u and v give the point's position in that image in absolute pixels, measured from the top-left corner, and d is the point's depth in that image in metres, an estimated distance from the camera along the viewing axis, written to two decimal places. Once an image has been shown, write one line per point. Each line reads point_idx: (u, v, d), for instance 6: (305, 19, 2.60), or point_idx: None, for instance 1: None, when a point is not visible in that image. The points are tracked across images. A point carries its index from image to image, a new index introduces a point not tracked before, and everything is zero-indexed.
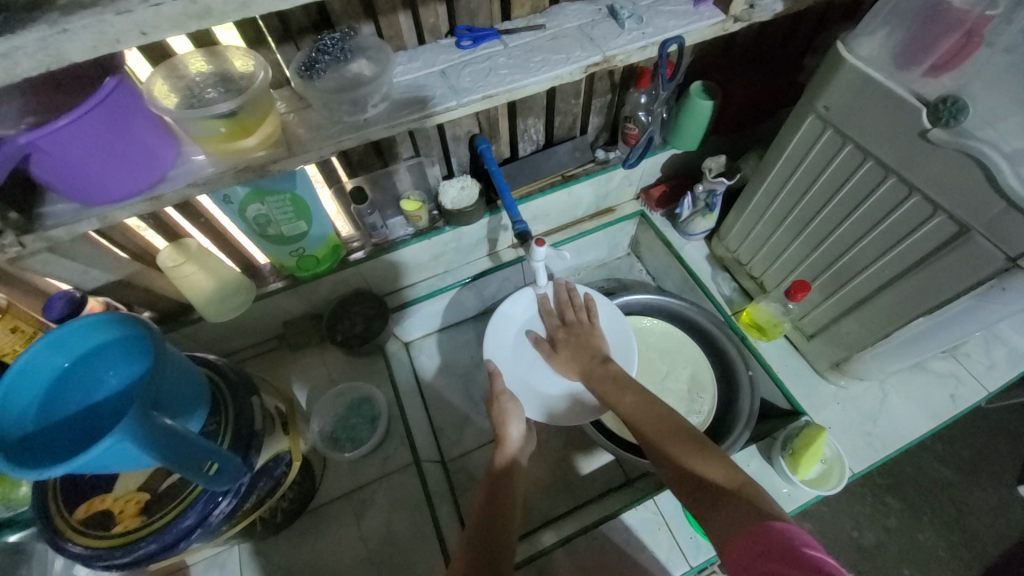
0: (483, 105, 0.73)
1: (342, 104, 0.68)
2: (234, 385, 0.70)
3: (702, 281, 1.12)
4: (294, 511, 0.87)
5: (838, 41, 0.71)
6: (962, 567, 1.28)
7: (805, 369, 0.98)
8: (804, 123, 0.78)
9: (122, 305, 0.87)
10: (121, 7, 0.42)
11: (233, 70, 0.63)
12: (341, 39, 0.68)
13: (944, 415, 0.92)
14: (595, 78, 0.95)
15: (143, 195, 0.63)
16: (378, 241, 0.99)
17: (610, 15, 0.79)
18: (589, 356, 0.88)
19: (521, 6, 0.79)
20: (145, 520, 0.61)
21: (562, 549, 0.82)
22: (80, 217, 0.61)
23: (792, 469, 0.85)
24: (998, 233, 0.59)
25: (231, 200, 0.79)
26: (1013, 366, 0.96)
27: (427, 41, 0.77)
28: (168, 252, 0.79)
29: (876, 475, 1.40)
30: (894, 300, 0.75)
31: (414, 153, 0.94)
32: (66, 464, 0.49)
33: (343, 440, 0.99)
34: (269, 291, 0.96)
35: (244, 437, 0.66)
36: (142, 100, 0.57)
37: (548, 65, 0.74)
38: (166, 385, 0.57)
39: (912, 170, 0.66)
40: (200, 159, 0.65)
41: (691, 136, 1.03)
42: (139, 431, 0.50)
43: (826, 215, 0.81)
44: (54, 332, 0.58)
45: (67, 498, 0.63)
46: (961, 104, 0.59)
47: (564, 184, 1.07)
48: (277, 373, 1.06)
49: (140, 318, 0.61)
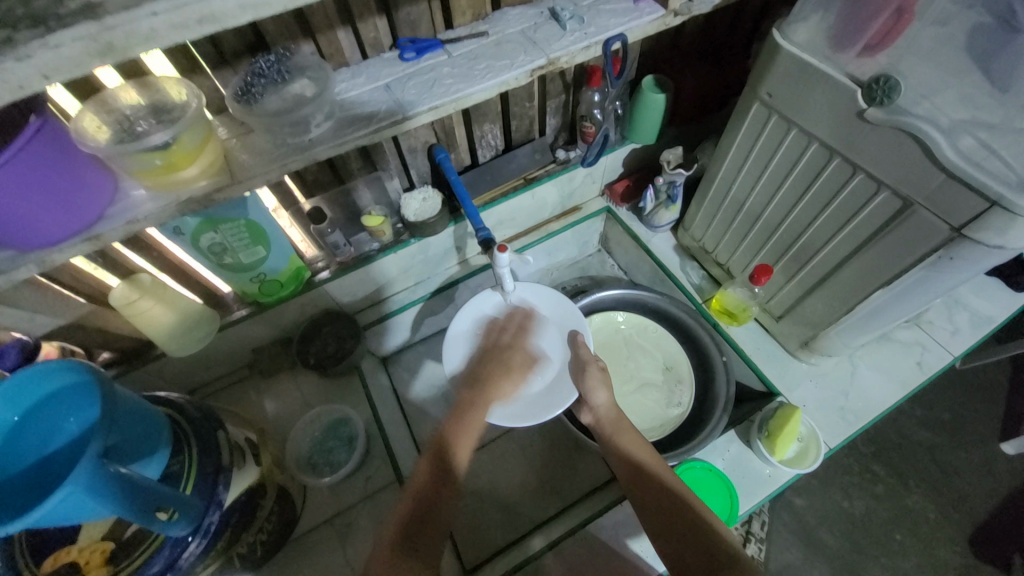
0: (431, 117, 0.72)
1: (284, 126, 0.67)
2: (196, 422, 0.68)
3: (672, 271, 1.13)
4: (275, 543, 0.84)
5: (774, 29, 0.73)
6: (951, 528, 1.31)
7: (777, 350, 1.00)
8: (751, 111, 0.80)
9: (79, 348, 0.84)
10: (21, 52, 0.39)
11: (168, 99, 0.62)
12: (277, 61, 0.68)
13: (914, 383, 0.94)
14: (547, 79, 0.96)
15: (81, 235, 0.60)
16: (343, 259, 0.98)
17: (552, 17, 0.80)
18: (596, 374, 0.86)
19: (463, 14, 0.79)
20: (112, 569, 0.58)
21: (551, 554, 0.84)
22: (16, 264, 0.58)
23: (770, 451, 0.86)
24: (940, 205, 0.61)
25: (182, 231, 0.77)
26: (976, 329, 0.98)
27: (370, 55, 0.77)
28: (120, 290, 0.76)
29: (861, 444, 1.42)
30: (853, 276, 0.76)
31: (372, 168, 0.93)
32: (16, 523, 0.47)
33: (323, 465, 0.97)
34: (235, 319, 0.94)
35: (210, 475, 0.65)
36: (72, 138, 0.56)
37: (493, 72, 0.74)
38: (120, 431, 0.55)
39: (855, 151, 0.68)
40: (140, 194, 0.64)
41: (647, 129, 1.04)
42: (95, 483, 0.49)
43: (781, 198, 0.83)
44: (1, 385, 0.55)
45: (33, 549, 0.61)
46: (892, 82, 0.61)
47: (525, 188, 1.06)
48: (249, 402, 1.03)
49: (94, 363, 0.59)
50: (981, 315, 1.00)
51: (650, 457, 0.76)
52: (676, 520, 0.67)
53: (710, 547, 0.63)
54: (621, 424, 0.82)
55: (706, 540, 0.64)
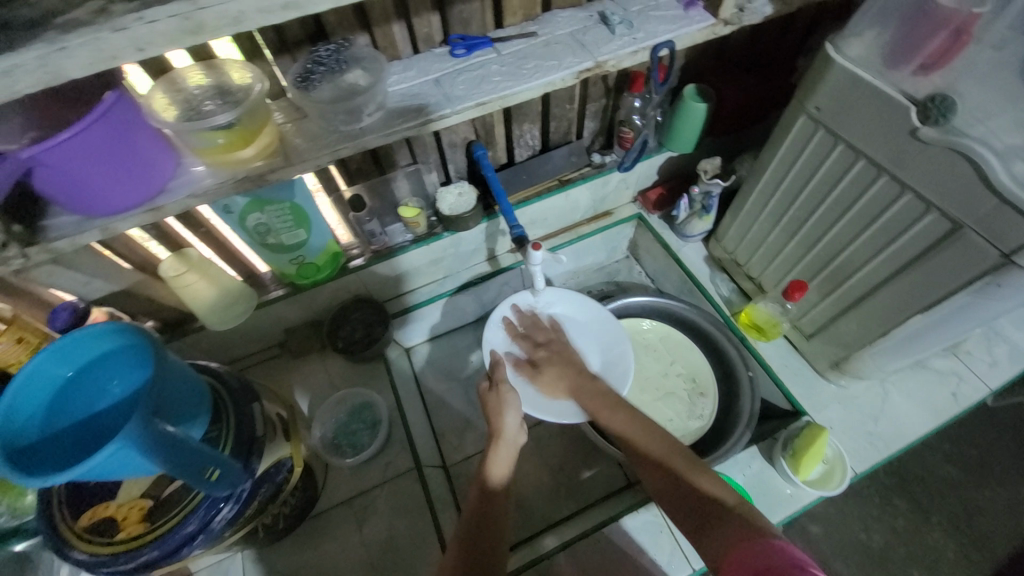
0: (477, 112, 0.73)
1: (338, 114, 0.69)
2: (235, 393, 0.71)
3: (701, 282, 1.12)
4: (296, 518, 0.87)
5: (827, 43, 0.72)
6: (973, 568, 1.26)
7: (806, 369, 0.98)
8: (796, 124, 0.79)
9: (126, 315, 0.88)
10: (116, 24, 0.42)
11: (231, 82, 0.65)
12: (336, 51, 0.70)
13: (947, 413, 0.91)
14: (589, 83, 0.97)
15: (143, 206, 0.64)
16: (378, 248, 1.01)
17: (602, 21, 0.80)
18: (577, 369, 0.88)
19: (513, 14, 0.80)
20: (148, 526, 0.61)
21: (563, 554, 0.83)
22: (83, 229, 0.62)
23: (793, 470, 0.85)
24: (990, 228, 0.59)
25: (231, 210, 0.80)
26: (1016, 363, 0.95)
27: (421, 49, 0.79)
28: (169, 262, 0.80)
29: (883, 475, 1.38)
30: (892, 297, 0.75)
31: (412, 160, 0.95)
32: (69, 472, 0.49)
33: (344, 447, 0.99)
34: (270, 299, 0.97)
35: (245, 443, 0.67)
36: (143, 114, 0.59)
37: (540, 72, 0.75)
38: (166, 392, 0.58)
39: (904, 169, 0.67)
40: (199, 170, 0.67)
41: (685, 138, 1.03)
42: (141, 439, 0.51)
43: (820, 214, 0.82)
44: (57, 342, 0.58)
45: (70, 503, 0.64)
46: (949, 102, 0.60)
47: (560, 188, 1.07)
48: (278, 380, 1.07)
49: (145, 328, 0.62)
50: (1022, 348, 0.97)
51: (635, 427, 0.77)
52: (677, 489, 0.69)
53: (707, 502, 0.65)
54: (603, 400, 0.82)
55: (703, 499, 0.66)
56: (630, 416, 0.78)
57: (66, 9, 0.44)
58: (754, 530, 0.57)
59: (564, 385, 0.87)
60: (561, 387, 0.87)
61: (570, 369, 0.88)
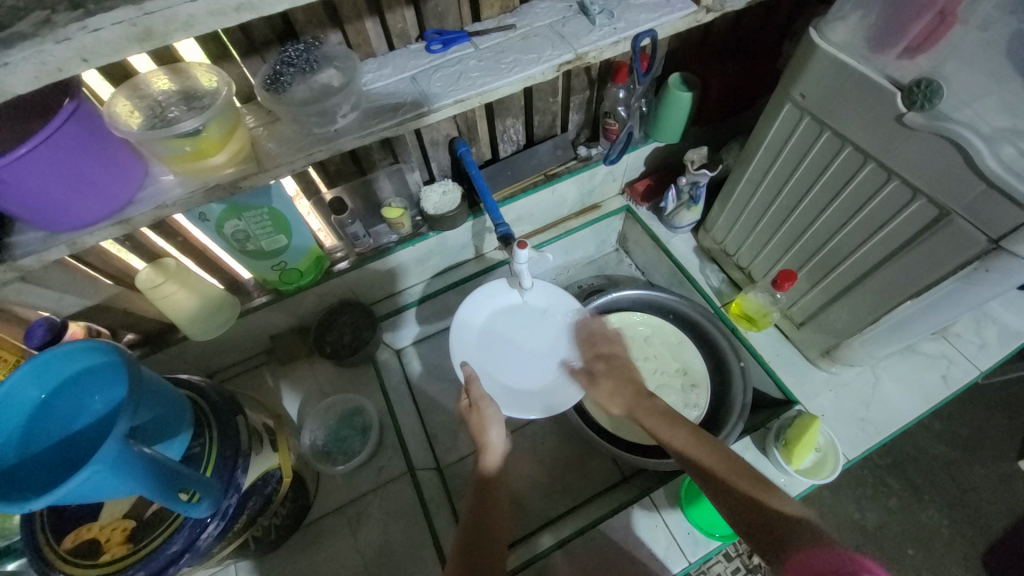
0: (456, 110, 0.71)
1: (311, 117, 0.67)
2: (218, 407, 0.69)
3: (691, 273, 1.11)
4: (288, 528, 0.85)
5: (811, 28, 0.71)
6: (965, 544, 1.28)
7: (797, 358, 0.98)
8: (782, 111, 0.78)
9: (105, 329, 0.86)
10: (60, 36, 0.40)
11: (199, 87, 0.62)
12: (305, 50, 0.67)
13: (937, 397, 0.91)
14: (572, 75, 0.94)
15: (111, 219, 0.61)
16: (362, 250, 0.98)
17: (581, 11, 0.78)
18: (633, 388, 0.81)
19: (491, 6, 0.78)
20: (131, 547, 0.60)
21: (559, 553, 0.82)
22: (48, 245, 0.59)
23: (786, 460, 0.85)
24: (978, 215, 0.59)
25: (207, 218, 0.78)
26: (1005, 344, 0.95)
27: (396, 46, 0.76)
28: (146, 273, 0.77)
29: (877, 457, 1.40)
30: (882, 285, 0.74)
31: (394, 159, 0.93)
32: (42, 498, 0.47)
33: (336, 453, 0.98)
34: (254, 306, 0.95)
35: (229, 457, 0.66)
36: (106, 123, 0.56)
37: (520, 66, 0.73)
38: (145, 411, 0.56)
39: (890, 156, 0.66)
40: (168, 179, 0.64)
41: (672, 128, 1.02)
42: (120, 461, 0.50)
43: (807, 204, 0.81)
44: (29, 362, 0.56)
45: (55, 526, 0.62)
46: (935, 86, 0.59)
47: (547, 183, 1.06)
48: (266, 389, 1.05)
49: (122, 344, 0.60)
50: (1010, 329, 0.97)
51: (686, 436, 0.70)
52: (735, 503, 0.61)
53: (775, 519, 0.57)
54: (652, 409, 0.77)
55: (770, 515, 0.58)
56: (678, 428, 0.72)
57: (8, 21, 0.41)
58: (839, 551, 0.49)
59: (620, 403, 0.81)
60: (619, 404, 0.81)
61: (626, 387, 0.81)
